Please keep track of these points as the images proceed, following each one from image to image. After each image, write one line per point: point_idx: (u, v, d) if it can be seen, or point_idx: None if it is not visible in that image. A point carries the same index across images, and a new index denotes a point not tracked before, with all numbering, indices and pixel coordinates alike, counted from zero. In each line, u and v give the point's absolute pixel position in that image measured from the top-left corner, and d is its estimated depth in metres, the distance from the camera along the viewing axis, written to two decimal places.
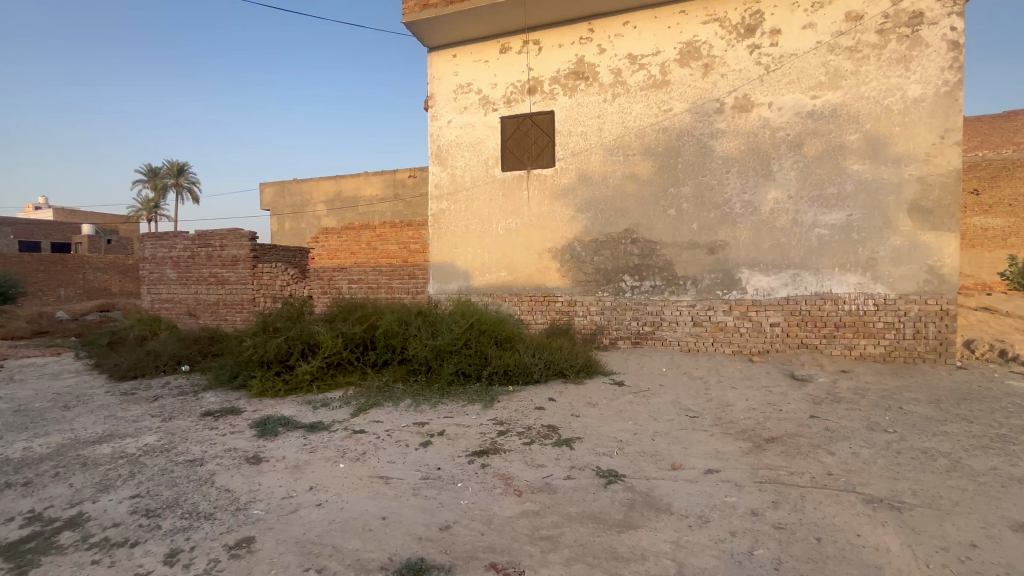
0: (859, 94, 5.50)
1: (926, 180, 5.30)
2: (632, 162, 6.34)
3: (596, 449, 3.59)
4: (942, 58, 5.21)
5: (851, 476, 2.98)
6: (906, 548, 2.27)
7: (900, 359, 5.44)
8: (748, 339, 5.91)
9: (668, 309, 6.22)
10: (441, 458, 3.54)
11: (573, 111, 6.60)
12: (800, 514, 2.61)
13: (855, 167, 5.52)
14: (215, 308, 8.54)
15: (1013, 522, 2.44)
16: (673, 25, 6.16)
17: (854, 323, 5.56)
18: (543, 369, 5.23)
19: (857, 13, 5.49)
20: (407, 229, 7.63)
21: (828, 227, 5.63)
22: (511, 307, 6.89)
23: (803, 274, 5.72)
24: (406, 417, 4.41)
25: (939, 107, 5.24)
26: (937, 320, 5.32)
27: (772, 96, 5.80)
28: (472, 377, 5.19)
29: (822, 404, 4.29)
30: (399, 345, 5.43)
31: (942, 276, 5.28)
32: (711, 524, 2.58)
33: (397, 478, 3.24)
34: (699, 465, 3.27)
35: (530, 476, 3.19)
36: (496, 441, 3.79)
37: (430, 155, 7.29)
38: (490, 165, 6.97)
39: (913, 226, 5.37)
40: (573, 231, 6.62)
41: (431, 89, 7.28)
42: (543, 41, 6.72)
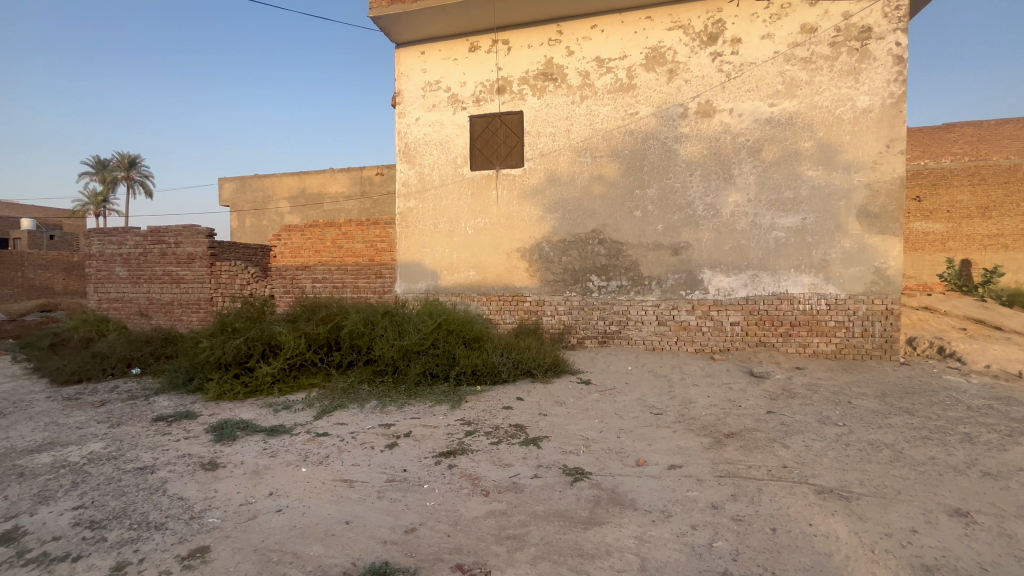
0: (813, 103, 5.76)
1: (873, 186, 5.60)
2: (599, 164, 6.43)
3: (563, 448, 3.62)
4: (888, 71, 5.52)
5: (805, 469, 3.12)
6: (854, 536, 2.39)
7: (849, 356, 5.73)
8: (709, 338, 6.10)
9: (634, 309, 6.34)
10: (407, 460, 3.49)
11: (541, 111, 6.64)
12: (756, 506, 2.71)
13: (810, 172, 5.77)
14: (168, 307, 8.15)
15: (950, 508, 2.60)
16: (639, 31, 6.28)
17: (808, 322, 5.82)
18: (510, 368, 5.25)
19: (811, 26, 5.75)
20: (373, 228, 7.30)
21: (785, 230, 5.86)
22: (479, 307, 6.87)
23: (761, 274, 5.94)
24: (371, 419, 4.34)
25: (886, 118, 5.54)
26: (883, 319, 5.63)
27: (732, 103, 6.00)
28: (439, 377, 5.14)
29: (778, 400, 4.47)
30: (365, 345, 5.33)
31: (888, 277, 5.59)
32: (674, 518, 2.64)
33: (361, 481, 3.18)
34: (662, 461, 3.35)
35: (497, 476, 3.19)
36: (463, 442, 3.77)
37: (397, 153, 7.19)
38: (459, 164, 6.93)
39: (862, 229, 5.66)
40: (541, 231, 6.65)
41: (398, 86, 7.18)
42: (512, 41, 6.72)
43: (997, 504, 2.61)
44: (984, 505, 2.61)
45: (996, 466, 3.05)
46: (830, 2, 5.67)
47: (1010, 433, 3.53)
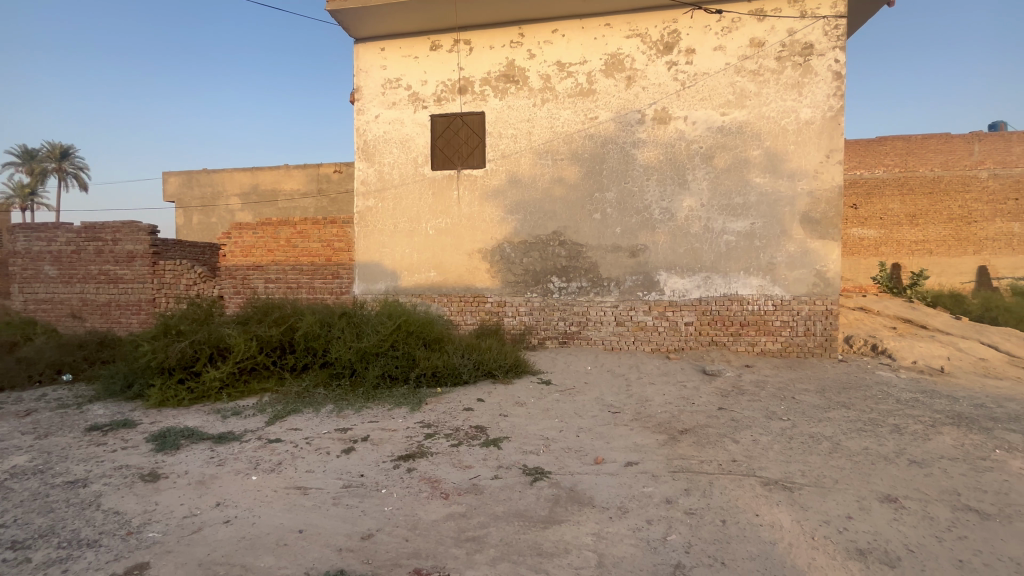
0: (760, 114, 6.05)
1: (815, 194, 5.95)
2: (560, 167, 6.51)
3: (523, 448, 3.63)
4: (828, 86, 5.88)
5: (752, 462, 3.27)
6: (796, 524, 2.53)
7: (794, 354, 6.05)
8: (665, 337, 6.29)
9: (593, 309, 6.45)
10: (365, 465, 3.41)
11: (503, 113, 6.66)
12: (707, 499, 2.82)
13: (758, 180, 6.06)
14: (105, 309, 7.62)
15: (881, 494, 2.80)
16: (599, 37, 6.41)
17: (756, 322, 6.11)
18: (471, 370, 5.21)
19: (759, 40, 6.04)
20: (330, 227, 7.06)
21: (735, 234, 6.13)
22: (440, 307, 6.81)
23: (713, 276, 6.18)
24: (327, 423, 4.21)
25: (826, 130, 5.90)
26: (823, 319, 5.98)
27: (687, 111, 6.22)
28: (398, 379, 5.05)
29: (729, 397, 4.67)
30: (321, 348, 5.16)
31: (828, 280, 5.95)
32: (630, 514, 2.71)
33: (316, 488, 3.08)
34: (620, 458, 3.43)
35: (457, 478, 3.17)
36: (423, 445, 3.73)
37: (355, 150, 7.03)
38: (420, 163, 6.84)
39: (804, 234, 5.99)
40: (502, 232, 6.67)
41: (357, 82, 7.02)
42: (473, 42, 6.71)
43: (922, 489, 2.83)
44: (910, 490, 2.82)
45: (921, 454, 3.30)
46: (776, 18, 5.99)
47: (932, 424, 3.83)
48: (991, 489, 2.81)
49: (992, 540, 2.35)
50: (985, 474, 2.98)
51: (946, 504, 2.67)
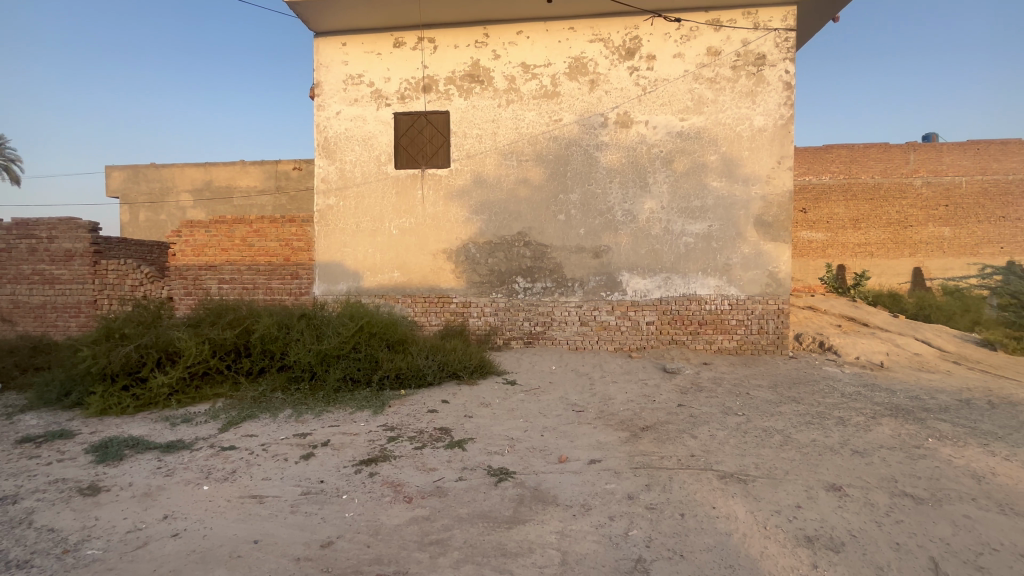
0: (717, 120, 6.27)
1: (767, 198, 6.22)
2: (524, 168, 6.54)
3: (487, 449, 3.63)
4: (779, 96, 6.17)
5: (709, 456, 3.38)
6: (749, 514, 2.63)
7: (748, 351, 6.30)
8: (627, 337, 6.42)
9: (558, 309, 6.51)
10: (325, 470, 3.32)
11: (468, 113, 6.63)
12: (667, 493, 2.89)
13: (714, 184, 6.28)
14: (39, 312, 7.10)
15: (827, 483, 2.95)
16: (563, 40, 6.48)
17: (713, 321, 6.32)
18: (435, 371, 5.15)
19: (716, 49, 6.27)
20: (289, 226, 6.84)
21: (693, 236, 6.33)
22: (404, 308, 6.71)
23: (673, 276, 6.36)
24: (285, 428, 4.07)
25: (777, 137, 6.18)
26: (775, 317, 6.26)
27: (648, 116, 6.38)
28: (361, 382, 4.93)
29: (688, 393, 4.82)
30: (279, 351, 4.97)
31: (779, 280, 6.23)
32: (593, 511, 2.74)
33: (272, 496, 2.97)
34: (583, 456, 3.47)
35: (421, 481, 3.13)
36: (386, 448, 3.65)
37: (315, 147, 6.83)
38: (382, 161, 6.72)
39: (758, 237, 6.26)
40: (467, 232, 6.64)
41: (317, 77, 6.82)
42: (438, 40, 6.65)
43: (864, 477, 3.01)
44: (853, 479, 2.99)
45: (863, 445, 3.50)
46: (731, 29, 6.23)
47: (873, 416, 4.08)
48: (924, 475, 3.01)
49: (925, 523, 2.52)
50: (919, 461, 3.20)
51: (885, 491, 2.85)
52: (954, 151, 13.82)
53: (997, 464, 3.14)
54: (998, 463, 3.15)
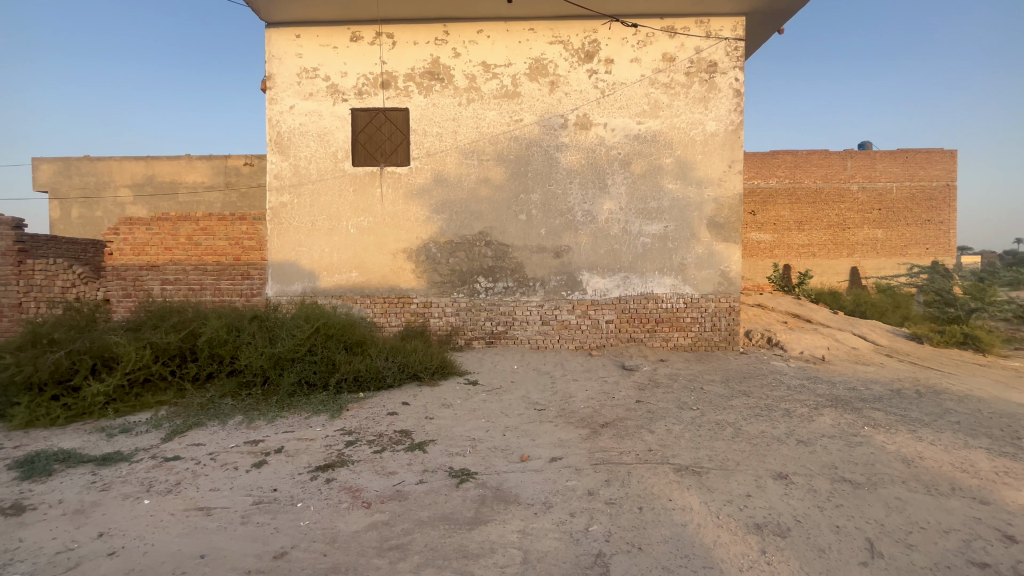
0: (672, 124, 6.47)
1: (719, 201, 6.47)
2: (485, 167, 6.53)
3: (449, 450, 3.59)
4: (729, 102, 6.43)
5: (666, 450, 3.48)
6: (703, 505, 2.73)
7: (702, 348, 6.53)
8: (588, 335, 6.52)
9: (519, 309, 6.53)
10: (279, 478, 3.19)
11: (428, 111, 6.54)
12: (626, 488, 2.96)
13: (670, 186, 6.48)
14: None
15: (774, 472, 3.10)
16: (523, 41, 6.51)
17: (669, 319, 6.52)
18: (396, 373, 5.06)
19: (670, 56, 6.47)
20: (239, 223, 6.54)
21: (650, 236, 6.50)
22: (362, 309, 6.55)
23: (631, 276, 6.52)
24: (235, 436, 3.88)
25: (728, 142, 6.45)
26: (727, 315, 6.52)
27: (607, 118, 6.50)
28: (317, 386, 4.77)
29: (646, 390, 4.95)
30: (229, 355, 4.74)
31: (731, 279, 6.50)
32: (554, 508, 2.77)
33: (221, 508, 2.83)
34: (545, 454, 3.50)
35: (380, 486, 3.06)
36: (344, 453, 3.55)
37: (267, 142, 6.56)
38: (339, 158, 6.54)
39: (711, 237, 6.50)
40: (427, 232, 6.55)
41: (269, 69, 6.55)
42: (397, 36, 6.53)
43: (808, 465, 3.18)
44: (798, 467, 3.16)
45: (807, 434, 3.70)
46: (685, 37, 6.44)
47: (815, 407, 4.32)
48: (861, 461, 3.22)
49: (862, 506, 2.69)
50: (857, 448, 3.41)
51: (827, 477, 3.02)
52: (886, 159, 14.82)
53: (924, 448, 3.40)
54: (925, 448, 3.41)
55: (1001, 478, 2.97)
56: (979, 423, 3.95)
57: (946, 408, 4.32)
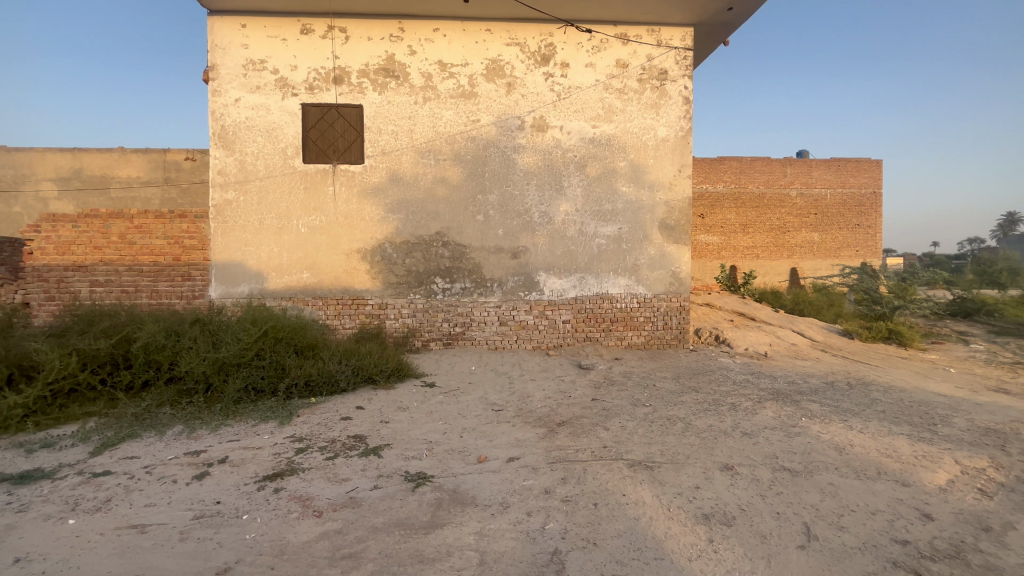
0: (625, 129, 6.65)
1: (670, 204, 6.71)
2: (442, 167, 6.46)
3: (405, 454, 3.53)
4: (679, 109, 6.68)
5: (620, 446, 3.56)
6: (656, 498, 2.82)
7: (655, 346, 6.75)
8: (545, 335, 6.59)
9: (477, 310, 6.51)
10: (222, 490, 3.03)
11: (382, 108, 6.40)
12: (581, 485, 3.00)
13: (624, 189, 6.65)
14: None
15: (721, 464, 3.24)
16: (480, 41, 6.50)
17: (623, 318, 6.69)
18: (349, 377, 4.92)
19: (624, 62, 6.64)
20: (179, 222, 6.20)
21: (605, 237, 6.65)
22: (314, 311, 6.32)
23: (587, 277, 6.64)
24: (174, 447, 3.65)
25: (678, 147, 6.70)
26: (678, 313, 6.77)
27: (562, 121, 6.60)
28: (265, 392, 4.56)
29: (601, 388, 5.05)
30: (167, 361, 4.45)
31: (681, 280, 6.75)
32: (511, 508, 2.78)
33: (157, 525, 2.65)
34: (502, 455, 3.50)
35: (332, 493, 2.96)
36: (293, 461, 3.42)
37: (209, 136, 6.22)
38: (289, 155, 6.29)
39: (662, 239, 6.72)
40: (383, 231, 6.42)
41: (211, 59, 6.22)
42: (350, 30, 6.35)
43: (752, 456, 3.35)
44: (743, 458, 3.32)
45: (751, 427, 3.90)
46: (637, 44, 6.64)
47: (758, 400, 4.56)
48: (798, 450, 3.42)
49: (800, 492, 2.86)
50: (796, 438, 3.63)
51: (769, 466, 3.19)
52: (820, 167, 15.82)
53: (854, 436, 3.66)
54: (855, 436, 3.66)
55: (919, 461, 3.24)
56: (901, 411, 4.29)
57: (873, 398, 4.67)
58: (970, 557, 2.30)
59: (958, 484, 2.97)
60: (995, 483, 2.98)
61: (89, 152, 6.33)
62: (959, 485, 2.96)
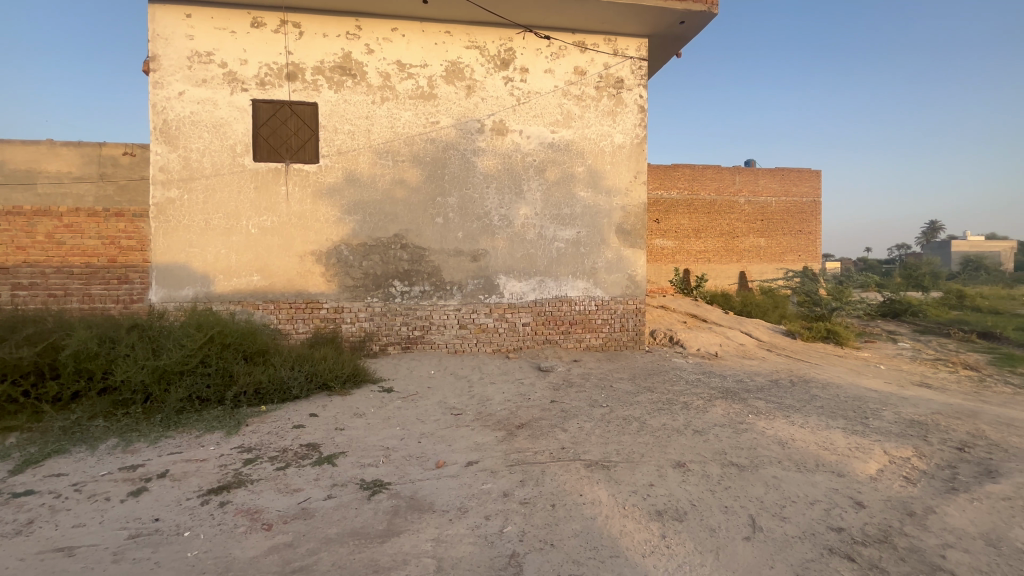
0: (583, 135, 6.78)
1: (626, 209, 6.89)
2: (400, 168, 6.37)
3: (360, 461, 3.44)
4: (635, 117, 6.89)
5: (578, 447, 3.62)
6: (612, 497, 2.87)
7: (612, 347, 6.89)
8: (505, 338, 6.61)
9: (436, 313, 6.45)
10: (162, 506, 2.85)
11: (339, 107, 6.25)
12: (539, 487, 3.02)
13: (582, 193, 6.77)
14: None
15: (674, 461, 3.35)
16: (440, 43, 6.46)
17: (582, 320, 6.81)
18: (302, 384, 4.74)
19: (582, 69, 6.77)
20: (115, 221, 5.79)
21: (564, 241, 6.74)
22: (265, 315, 6.07)
23: (546, 280, 6.71)
24: (107, 462, 3.41)
25: (634, 154, 6.89)
26: (634, 315, 6.95)
27: (522, 125, 6.65)
28: (210, 401, 4.34)
29: (560, 389, 5.11)
30: (100, 370, 4.16)
31: (637, 282, 6.94)
32: (469, 512, 2.76)
33: (87, 546, 2.46)
34: (461, 459, 3.48)
35: (283, 505, 2.85)
36: (241, 473, 3.26)
37: (150, 130, 5.86)
38: (239, 153, 6.04)
39: (619, 243, 6.88)
40: (339, 233, 6.25)
41: (152, 49, 5.87)
42: (304, 26, 6.17)
43: (702, 453, 3.48)
44: (694, 455, 3.44)
45: (702, 424, 4.05)
46: (594, 52, 6.79)
47: (709, 398, 4.74)
48: (746, 446, 3.58)
49: (746, 486, 3.00)
50: (743, 434, 3.80)
51: (718, 462, 3.32)
52: (766, 176, 16.67)
53: (795, 430, 3.86)
54: (796, 430, 3.87)
55: (853, 452, 3.47)
56: (838, 406, 4.58)
57: (813, 394, 4.96)
58: (896, 540, 2.48)
59: (887, 472, 3.20)
60: (919, 471, 3.23)
61: (10, 143, 5.68)
62: (887, 474, 3.18)
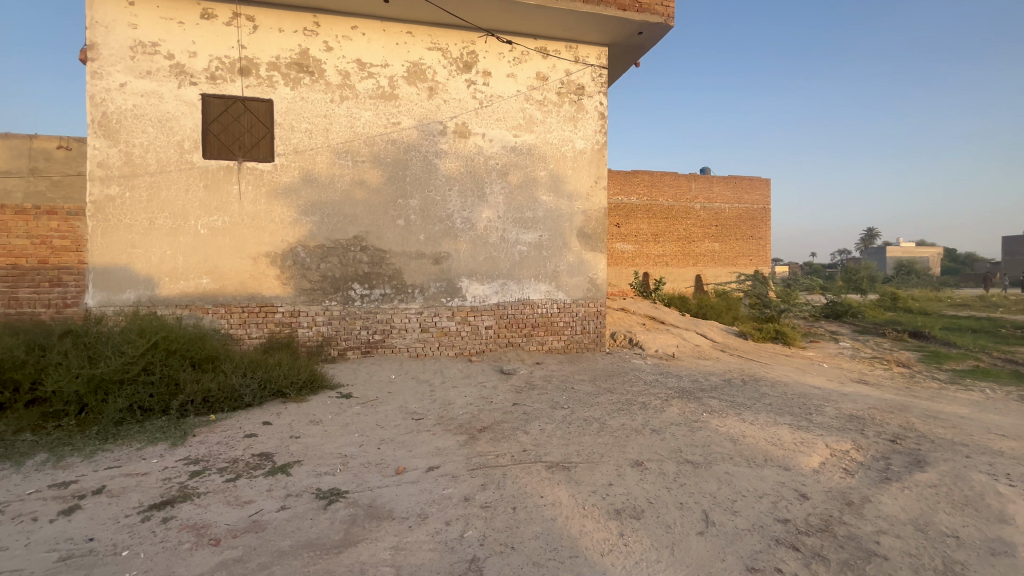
0: (545, 140, 6.86)
1: (587, 213, 7.01)
2: (360, 169, 6.24)
3: (316, 470, 3.34)
4: (595, 123, 7.03)
5: (539, 449, 3.64)
6: (572, 498, 2.91)
7: (574, 350, 6.99)
8: (467, 341, 6.58)
9: (397, 317, 6.34)
10: (98, 524, 2.67)
11: (295, 105, 6.06)
12: (500, 490, 3.02)
13: (544, 197, 6.84)
14: None
15: (632, 461, 3.42)
16: (401, 43, 6.39)
17: (544, 323, 6.86)
18: (255, 391, 4.55)
19: (544, 74, 6.85)
20: (46, 219, 5.38)
21: (526, 244, 6.78)
22: (215, 319, 5.79)
23: (509, 283, 6.73)
24: (35, 480, 3.16)
25: (594, 159, 7.03)
26: (595, 317, 7.07)
27: (484, 129, 6.66)
28: (154, 411, 4.09)
29: (522, 392, 5.13)
30: (28, 380, 3.86)
31: (597, 285, 7.06)
32: (430, 518, 2.72)
33: (8, 572, 2.26)
34: (421, 464, 3.43)
35: (233, 518, 2.72)
36: (187, 486, 3.09)
37: (87, 123, 5.49)
38: (187, 149, 5.75)
39: (580, 246, 6.99)
40: (295, 234, 6.05)
41: (90, 36, 5.50)
42: (258, 20, 5.95)
43: (659, 451, 3.57)
44: (651, 454, 3.53)
45: (660, 424, 4.16)
46: (556, 59, 6.89)
47: (666, 398, 4.88)
48: (700, 444, 3.70)
49: (699, 483, 3.10)
50: (697, 433, 3.93)
51: (673, 460, 3.42)
52: (719, 183, 17.36)
53: (746, 427, 4.03)
54: (747, 427, 4.04)
55: (798, 447, 3.65)
56: (785, 403, 4.82)
57: (762, 392, 5.19)
58: (837, 529, 2.63)
59: (828, 465, 3.39)
60: (856, 462, 3.44)
61: None
62: (828, 466, 3.38)
